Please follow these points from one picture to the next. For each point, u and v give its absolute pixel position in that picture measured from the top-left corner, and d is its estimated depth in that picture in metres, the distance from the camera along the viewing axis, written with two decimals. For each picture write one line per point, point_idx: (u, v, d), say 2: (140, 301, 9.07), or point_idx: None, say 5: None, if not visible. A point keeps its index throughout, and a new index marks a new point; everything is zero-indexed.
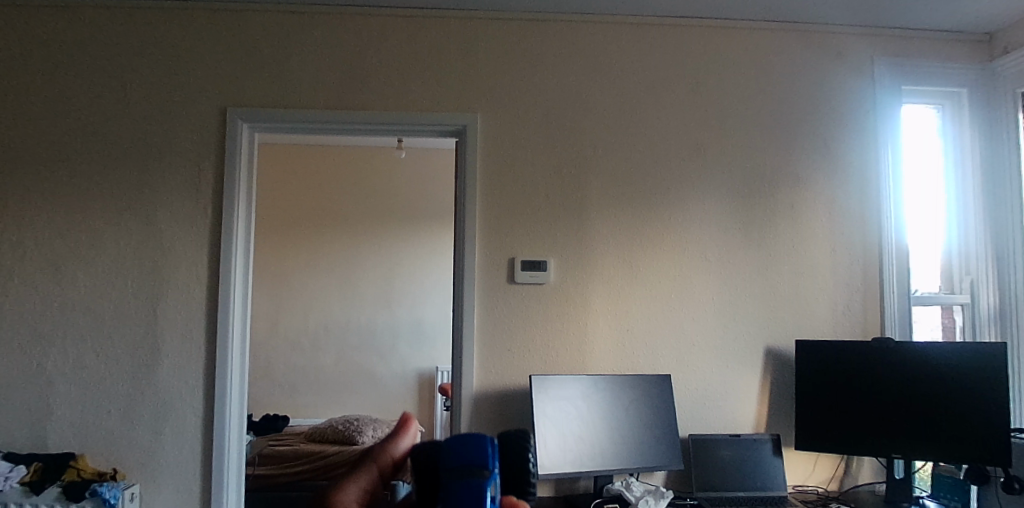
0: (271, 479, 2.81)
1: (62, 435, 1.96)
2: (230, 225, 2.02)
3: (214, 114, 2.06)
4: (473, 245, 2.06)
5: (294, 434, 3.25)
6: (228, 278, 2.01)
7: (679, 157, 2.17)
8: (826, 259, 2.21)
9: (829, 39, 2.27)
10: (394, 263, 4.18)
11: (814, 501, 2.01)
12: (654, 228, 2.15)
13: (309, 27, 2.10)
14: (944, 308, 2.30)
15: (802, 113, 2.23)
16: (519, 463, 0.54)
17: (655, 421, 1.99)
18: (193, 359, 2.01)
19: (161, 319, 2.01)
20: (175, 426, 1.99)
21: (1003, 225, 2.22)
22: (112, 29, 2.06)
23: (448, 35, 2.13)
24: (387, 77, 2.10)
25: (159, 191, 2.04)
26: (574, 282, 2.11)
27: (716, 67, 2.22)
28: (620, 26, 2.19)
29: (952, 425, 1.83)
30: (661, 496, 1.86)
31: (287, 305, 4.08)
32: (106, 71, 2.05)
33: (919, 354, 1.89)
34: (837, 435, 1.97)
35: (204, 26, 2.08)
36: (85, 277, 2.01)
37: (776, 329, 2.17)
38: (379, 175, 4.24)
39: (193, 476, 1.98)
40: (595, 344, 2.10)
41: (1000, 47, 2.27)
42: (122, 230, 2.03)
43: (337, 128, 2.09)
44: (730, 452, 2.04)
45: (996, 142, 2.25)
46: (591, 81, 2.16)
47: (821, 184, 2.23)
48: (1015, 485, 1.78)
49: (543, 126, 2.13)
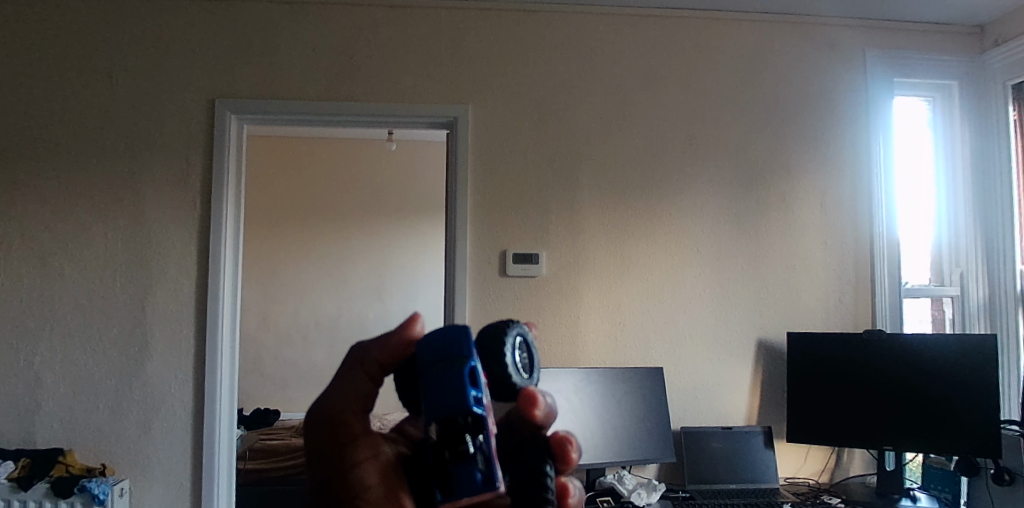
0: (260, 473, 2.74)
1: (50, 431, 1.94)
2: (219, 217, 2.00)
3: (202, 105, 2.04)
4: (464, 238, 2.05)
5: (285, 429, 3.27)
6: (217, 271, 2.00)
7: (671, 148, 2.17)
8: (817, 250, 2.21)
9: (821, 31, 2.26)
10: (385, 256, 4.17)
11: (804, 493, 2.01)
12: (646, 219, 2.15)
13: (299, 17, 2.08)
14: (934, 300, 2.30)
15: (796, 105, 2.23)
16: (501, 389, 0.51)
17: (647, 414, 1.99)
18: (182, 353, 1.99)
19: (149, 314, 1.99)
20: (165, 421, 1.98)
21: (993, 217, 2.23)
22: (100, 20, 2.04)
23: (439, 27, 2.11)
24: (378, 69, 2.09)
25: (148, 184, 2.02)
26: (565, 274, 2.10)
27: (708, 58, 2.21)
28: (611, 17, 2.18)
29: (943, 417, 1.83)
30: (654, 489, 1.90)
31: (279, 299, 4.06)
32: (92, 62, 2.03)
33: (910, 345, 1.89)
34: (828, 427, 1.98)
35: (193, 17, 2.06)
36: (71, 270, 1.99)
37: (768, 321, 2.17)
38: (370, 168, 4.23)
39: (183, 471, 1.97)
40: (587, 336, 2.09)
41: (991, 39, 2.27)
42: (110, 224, 2.00)
43: (327, 120, 2.07)
44: (721, 444, 2.05)
45: (987, 134, 2.26)
46: (582, 72, 2.15)
47: (813, 175, 2.23)
48: (1005, 476, 1.78)
49: (536, 116, 2.12)
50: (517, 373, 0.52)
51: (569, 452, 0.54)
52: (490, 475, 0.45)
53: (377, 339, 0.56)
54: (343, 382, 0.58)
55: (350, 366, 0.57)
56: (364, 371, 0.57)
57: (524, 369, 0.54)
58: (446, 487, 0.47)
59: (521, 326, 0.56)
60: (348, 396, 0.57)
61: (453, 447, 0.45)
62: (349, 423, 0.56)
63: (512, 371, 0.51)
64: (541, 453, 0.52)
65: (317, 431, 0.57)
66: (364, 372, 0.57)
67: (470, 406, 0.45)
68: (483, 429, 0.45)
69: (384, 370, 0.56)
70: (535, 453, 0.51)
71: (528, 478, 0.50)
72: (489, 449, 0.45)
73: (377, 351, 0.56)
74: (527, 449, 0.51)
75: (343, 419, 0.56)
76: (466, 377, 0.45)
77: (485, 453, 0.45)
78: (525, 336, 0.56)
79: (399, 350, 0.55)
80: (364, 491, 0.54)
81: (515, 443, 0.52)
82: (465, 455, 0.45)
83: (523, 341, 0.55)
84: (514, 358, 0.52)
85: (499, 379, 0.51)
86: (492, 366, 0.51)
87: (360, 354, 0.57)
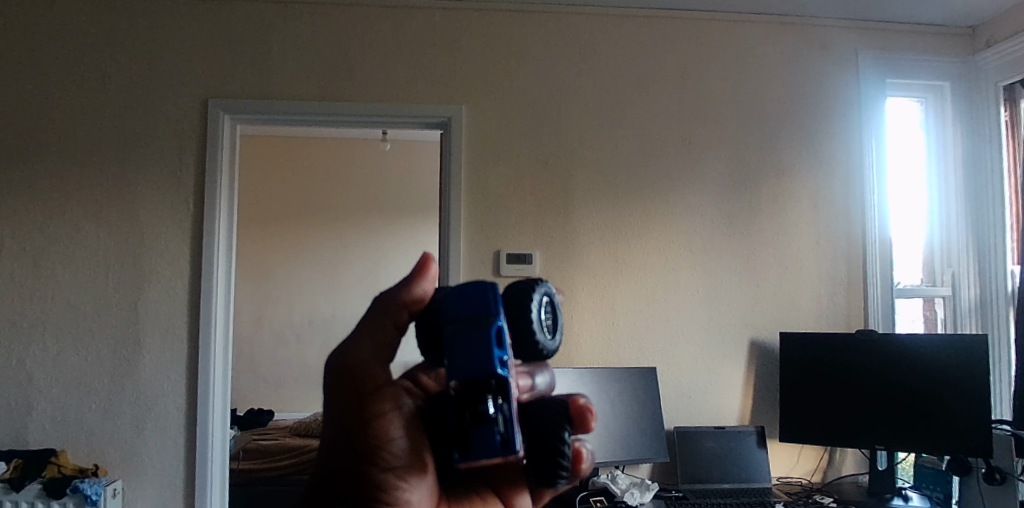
0: (255, 473, 2.74)
1: (42, 431, 1.94)
2: (212, 217, 2.00)
3: (195, 105, 2.04)
4: (458, 238, 2.05)
5: (278, 430, 3.27)
6: (211, 271, 1.99)
7: (664, 149, 2.17)
8: (810, 250, 2.22)
9: (814, 32, 2.27)
10: (380, 256, 4.16)
11: (797, 493, 2.02)
12: (639, 219, 2.15)
13: (292, 17, 2.08)
14: (926, 300, 2.32)
15: (789, 106, 2.24)
16: (526, 340, 0.54)
17: (640, 414, 2.00)
18: (176, 353, 1.99)
19: (142, 313, 1.99)
20: (158, 421, 1.97)
21: (984, 218, 2.24)
22: (92, 19, 2.03)
23: (432, 27, 2.11)
24: (371, 69, 2.09)
25: (141, 184, 2.01)
26: (558, 274, 2.10)
27: (702, 58, 2.21)
28: (604, 18, 2.19)
29: (935, 417, 1.83)
30: (647, 489, 1.90)
31: (273, 299, 4.05)
32: (84, 62, 2.02)
33: (902, 346, 1.90)
34: (821, 427, 1.99)
35: (186, 16, 2.05)
36: (64, 270, 1.98)
37: (760, 322, 2.18)
38: (364, 167, 4.22)
39: (176, 472, 1.96)
40: (580, 336, 2.09)
41: (982, 40, 2.28)
42: (103, 224, 2.00)
43: (320, 120, 2.07)
44: (715, 444, 2.06)
45: (978, 135, 2.27)
46: (576, 73, 2.16)
47: (805, 176, 2.23)
48: (997, 475, 1.77)
49: (529, 117, 2.12)
50: (539, 328, 0.54)
51: (589, 419, 0.54)
52: (509, 438, 0.47)
53: (402, 285, 0.57)
54: (366, 331, 0.57)
55: (375, 314, 0.57)
56: (389, 321, 0.57)
57: (547, 330, 0.56)
58: (464, 448, 0.48)
59: (547, 286, 0.58)
60: (372, 346, 0.56)
61: (474, 408, 0.47)
62: (373, 373, 0.56)
63: (535, 328, 0.54)
64: (559, 419, 0.52)
65: (338, 381, 0.56)
66: (389, 321, 0.57)
67: (495, 368, 0.47)
68: (506, 392, 0.47)
69: (408, 320, 0.57)
70: (552, 419, 0.51)
71: (543, 443, 0.51)
72: (510, 412, 0.47)
73: (404, 300, 0.56)
74: (543, 417, 0.51)
75: (367, 370, 0.56)
76: (493, 337, 0.47)
77: (506, 415, 0.47)
78: (550, 297, 0.58)
79: (419, 297, 0.57)
80: (388, 442, 0.56)
81: (532, 405, 0.52)
82: (485, 415, 0.47)
83: (547, 300, 0.57)
84: (537, 315, 0.54)
85: (521, 338, 0.54)
86: (516, 324, 0.53)
87: (386, 303, 0.56)
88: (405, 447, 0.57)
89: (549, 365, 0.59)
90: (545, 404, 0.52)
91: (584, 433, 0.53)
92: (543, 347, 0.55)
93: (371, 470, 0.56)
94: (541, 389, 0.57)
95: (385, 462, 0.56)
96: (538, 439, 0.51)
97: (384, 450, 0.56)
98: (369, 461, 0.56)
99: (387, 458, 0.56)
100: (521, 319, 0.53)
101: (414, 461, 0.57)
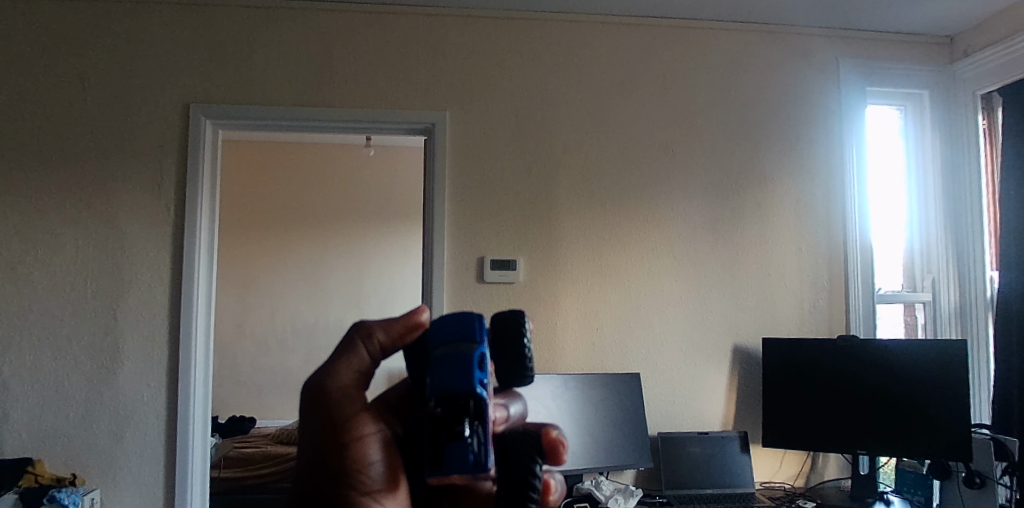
0: (237, 482, 2.69)
1: (18, 440, 1.90)
2: (193, 222, 1.99)
3: (176, 111, 2.02)
4: (442, 244, 2.05)
5: (262, 438, 3.27)
6: (192, 277, 1.97)
7: (646, 155, 2.18)
8: (792, 257, 2.23)
9: (795, 39, 2.29)
10: (363, 263, 4.14)
11: (780, 497, 2.03)
12: (621, 226, 2.16)
13: (275, 22, 2.07)
14: (907, 306, 2.34)
15: (771, 113, 2.26)
16: (511, 364, 0.58)
17: (624, 419, 1.99)
18: (156, 361, 1.96)
19: (122, 319, 1.96)
20: (138, 429, 1.95)
21: (964, 225, 2.27)
22: (70, 23, 2.01)
23: (416, 33, 2.11)
24: (354, 75, 2.08)
25: (120, 189, 1.99)
26: (542, 281, 2.10)
27: (684, 65, 2.23)
28: (587, 25, 2.20)
29: (917, 422, 1.85)
30: (630, 495, 1.89)
31: (256, 306, 4.02)
32: (62, 65, 2.00)
33: (885, 351, 1.91)
34: (803, 434, 2.00)
35: (166, 21, 2.04)
36: (40, 277, 1.95)
37: (742, 328, 2.19)
38: (348, 172, 4.20)
39: (156, 480, 1.94)
40: (564, 343, 2.09)
41: (960, 50, 2.32)
42: (81, 229, 1.97)
43: (301, 125, 2.06)
44: (699, 448, 2.06)
45: (958, 144, 2.29)
46: (559, 79, 2.16)
47: (787, 182, 2.25)
48: (976, 479, 1.80)
49: (512, 123, 2.12)
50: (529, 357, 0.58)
51: (561, 453, 0.56)
52: (481, 459, 0.50)
53: (384, 323, 0.62)
54: (344, 360, 0.62)
55: (355, 346, 0.62)
56: (367, 350, 0.63)
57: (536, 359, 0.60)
58: (436, 463, 0.50)
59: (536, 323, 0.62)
60: (352, 375, 0.62)
61: (451, 428, 0.50)
62: (351, 398, 0.62)
63: (525, 357, 0.57)
64: (531, 452, 0.54)
65: (317, 406, 0.61)
66: (366, 351, 0.63)
67: (473, 391, 0.51)
68: (482, 416, 0.51)
69: (384, 350, 0.63)
70: (525, 451, 0.54)
71: (518, 475, 0.53)
72: (484, 434, 0.51)
73: (382, 333, 0.62)
74: (516, 446, 0.54)
75: (345, 396, 0.62)
76: (475, 362, 0.52)
77: (480, 436, 0.50)
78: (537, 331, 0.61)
79: (401, 335, 0.62)
80: (367, 465, 0.61)
81: (505, 434, 0.56)
82: (460, 435, 0.50)
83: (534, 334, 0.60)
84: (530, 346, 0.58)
85: (511, 367, 0.58)
86: (505, 354, 0.57)
87: (366, 336, 0.62)
88: (382, 470, 0.61)
89: (524, 396, 0.63)
90: (519, 434, 0.56)
91: (555, 466, 0.55)
92: (530, 374, 0.58)
93: (348, 494, 0.60)
94: (515, 419, 0.61)
95: (363, 485, 0.60)
96: (510, 466, 0.53)
97: (361, 474, 0.61)
98: (348, 484, 0.60)
99: (364, 481, 0.60)
100: (510, 349, 0.57)
101: (391, 484, 0.61)
